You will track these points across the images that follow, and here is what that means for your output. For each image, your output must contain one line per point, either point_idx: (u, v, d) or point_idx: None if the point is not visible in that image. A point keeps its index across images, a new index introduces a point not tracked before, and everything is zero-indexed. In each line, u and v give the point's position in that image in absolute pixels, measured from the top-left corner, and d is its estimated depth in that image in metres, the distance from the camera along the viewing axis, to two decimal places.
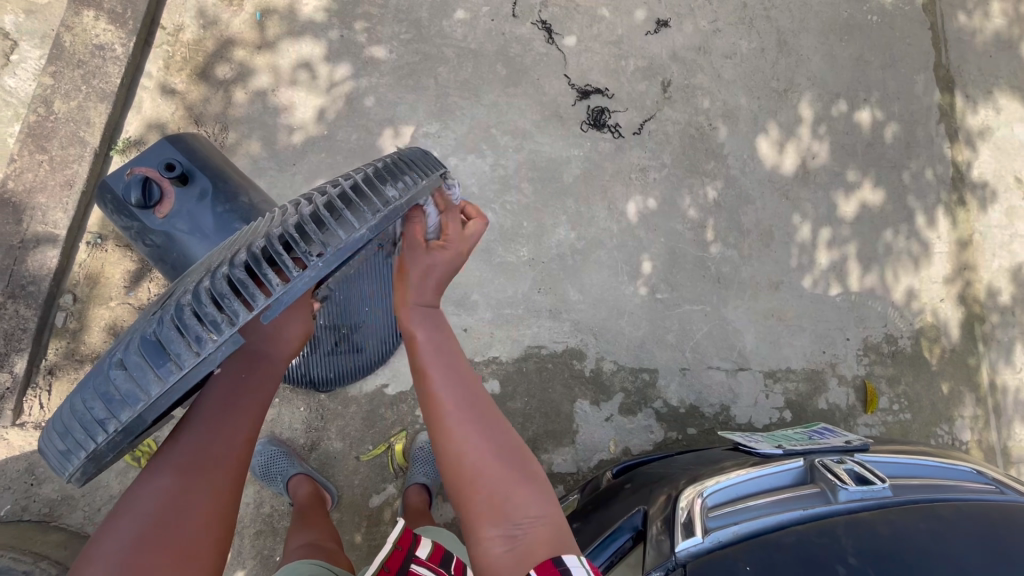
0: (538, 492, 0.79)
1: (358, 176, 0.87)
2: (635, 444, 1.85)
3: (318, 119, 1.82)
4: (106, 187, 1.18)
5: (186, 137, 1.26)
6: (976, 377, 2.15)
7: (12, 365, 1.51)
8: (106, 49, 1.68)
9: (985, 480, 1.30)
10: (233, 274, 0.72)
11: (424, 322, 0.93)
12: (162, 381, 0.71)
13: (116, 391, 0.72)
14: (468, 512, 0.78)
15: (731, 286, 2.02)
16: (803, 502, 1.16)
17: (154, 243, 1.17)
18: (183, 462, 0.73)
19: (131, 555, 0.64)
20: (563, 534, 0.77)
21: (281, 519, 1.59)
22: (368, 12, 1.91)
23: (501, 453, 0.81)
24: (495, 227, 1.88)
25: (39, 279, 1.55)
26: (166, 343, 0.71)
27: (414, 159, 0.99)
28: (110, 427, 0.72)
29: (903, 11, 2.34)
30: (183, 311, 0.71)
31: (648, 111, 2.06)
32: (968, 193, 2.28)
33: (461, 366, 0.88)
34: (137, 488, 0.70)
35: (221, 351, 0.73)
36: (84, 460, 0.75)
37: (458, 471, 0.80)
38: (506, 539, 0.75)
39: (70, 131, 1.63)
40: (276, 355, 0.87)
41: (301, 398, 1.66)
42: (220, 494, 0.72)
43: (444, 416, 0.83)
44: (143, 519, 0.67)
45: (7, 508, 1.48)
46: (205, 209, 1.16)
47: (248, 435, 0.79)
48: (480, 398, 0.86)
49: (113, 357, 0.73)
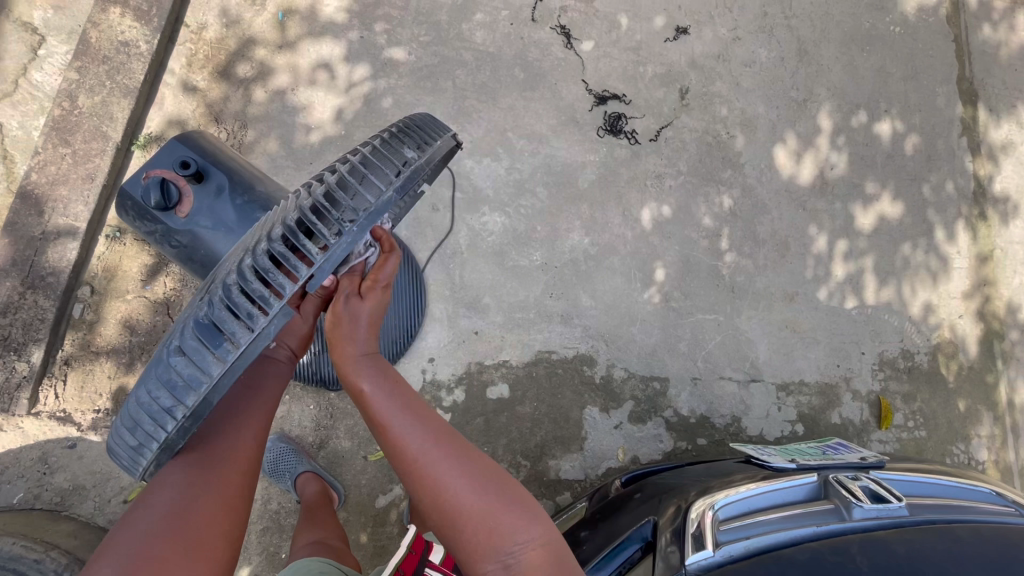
0: (526, 514, 0.80)
1: (374, 143, 0.89)
2: (644, 453, 1.83)
3: (336, 119, 1.83)
4: (124, 194, 1.18)
5: (191, 134, 1.25)
6: (993, 396, 2.11)
7: (29, 355, 1.54)
8: (130, 45, 1.70)
9: (1005, 502, 1.27)
10: (273, 248, 0.75)
11: (369, 371, 0.92)
12: (221, 361, 0.71)
13: (178, 376, 0.73)
14: (462, 551, 0.79)
15: (746, 296, 2.00)
16: (816, 518, 1.14)
17: (179, 243, 1.19)
18: (198, 457, 0.75)
19: (145, 544, 0.65)
20: (557, 551, 0.79)
21: (287, 516, 1.59)
22: (388, 14, 1.92)
23: (480, 484, 0.81)
24: (509, 231, 1.88)
25: (58, 271, 1.57)
26: (220, 324, 0.73)
27: (422, 123, 1.00)
28: (177, 413, 0.72)
29: (927, 22, 2.31)
30: (231, 290, 0.73)
31: (665, 118, 2.05)
32: (990, 208, 2.25)
33: (420, 409, 0.88)
34: (158, 482, 0.72)
35: (273, 325, 0.74)
36: (156, 451, 0.74)
37: (441, 515, 0.80)
38: (502, 570, 0.76)
39: (93, 125, 1.65)
40: (281, 353, 0.94)
41: (311, 396, 1.66)
42: (231, 489, 0.74)
43: (412, 463, 0.82)
44: (158, 511, 0.68)
45: (20, 496, 1.49)
46: (224, 204, 1.18)
47: (259, 430, 0.82)
48: (440, 434, 0.85)
49: (171, 345, 0.75)
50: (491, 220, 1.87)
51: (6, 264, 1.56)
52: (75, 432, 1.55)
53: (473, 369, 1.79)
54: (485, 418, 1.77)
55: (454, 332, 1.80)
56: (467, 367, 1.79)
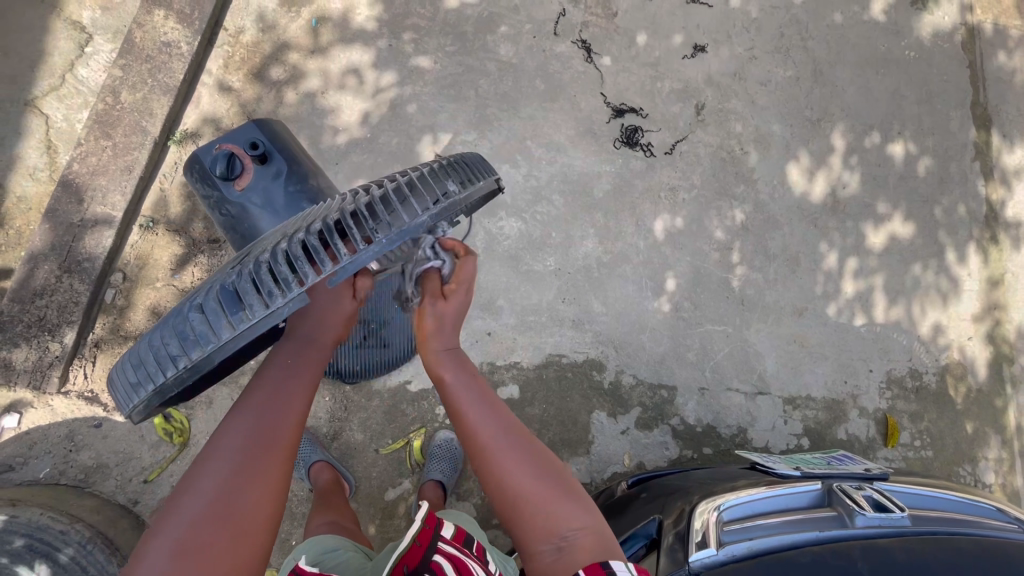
0: (578, 505, 0.87)
1: (425, 169, 0.94)
2: (649, 459, 1.85)
3: (363, 122, 1.90)
4: (196, 158, 1.27)
5: (271, 123, 1.36)
6: (1002, 419, 2.11)
7: (62, 335, 1.60)
8: (172, 46, 1.78)
9: (1007, 518, 1.29)
10: (307, 239, 0.80)
11: (450, 363, 0.99)
12: (232, 328, 0.79)
13: (191, 331, 0.80)
14: (519, 530, 0.86)
15: (755, 309, 2.03)
16: (818, 524, 1.17)
17: (229, 213, 1.24)
18: (241, 446, 0.77)
19: (190, 532, 0.69)
20: (605, 541, 0.85)
21: (299, 505, 1.64)
22: (416, 24, 1.99)
23: (537, 473, 0.88)
24: (524, 236, 1.93)
25: (93, 257, 1.65)
26: (242, 294, 0.79)
27: (473, 162, 1.05)
28: (180, 363, 0.81)
29: (943, 47, 2.35)
30: (261, 268, 0.80)
31: (681, 132, 2.10)
32: (1001, 232, 2.27)
33: (492, 399, 0.95)
34: (203, 467, 0.75)
35: (288, 308, 0.81)
36: (150, 393, 0.84)
37: (503, 497, 0.87)
38: (556, 551, 0.83)
39: (133, 120, 1.73)
40: (325, 339, 0.94)
41: (327, 388, 1.71)
42: (272, 476, 0.77)
43: (482, 448, 0.90)
44: (202, 499, 0.72)
45: (46, 471, 1.56)
46: (279, 188, 1.24)
47: (298, 418, 0.84)
48: (508, 424, 0.92)
49: (194, 301, 0.82)
50: (507, 224, 1.93)
51: (46, 249, 1.64)
52: (101, 412, 1.61)
53: (485, 369, 1.83)
54: None
55: (468, 332, 1.84)
56: (479, 367, 1.83)
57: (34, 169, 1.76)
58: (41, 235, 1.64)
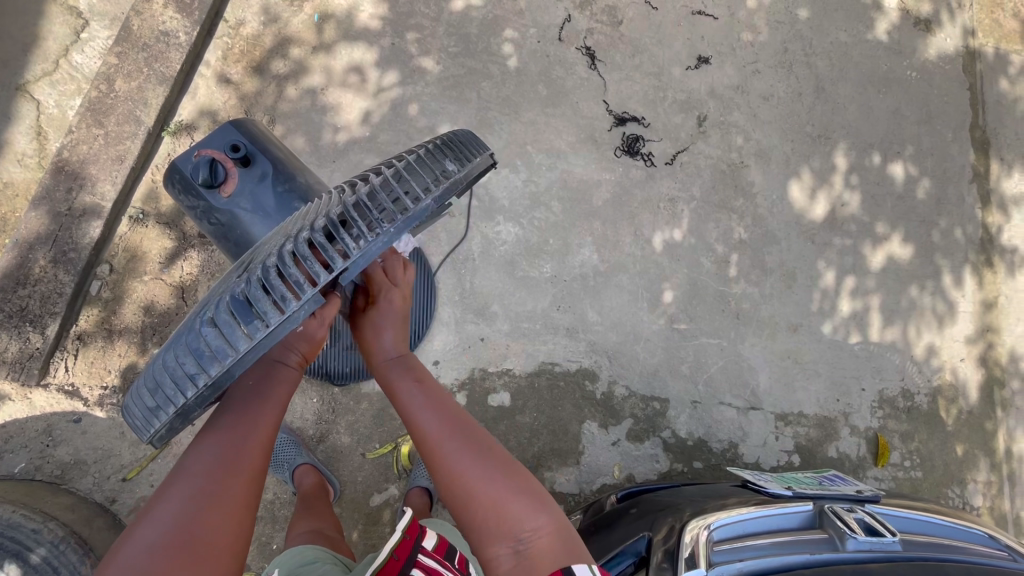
0: (535, 505, 0.84)
1: (421, 152, 0.94)
2: (639, 472, 1.84)
3: (363, 121, 1.87)
4: (176, 168, 1.24)
5: (248, 123, 1.32)
6: (992, 443, 2.11)
7: (44, 327, 1.57)
8: (170, 36, 1.76)
9: (998, 546, 1.28)
10: (314, 237, 0.79)
11: (399, 374, 1.03)
12: (249, 338, 0.76)
13: (206, 346, 0.77)
14: (475, 534, 0.84)
15: (750, 323, 2.01)
16: (810, 546, 1.15)
17: (218, 222, 1.22)
18: (209, 470, 0.75)
19: (151, 557, 0.66)
20: (566, 542, 0.82)
21: (281, 508, 1.60)
22: (420, 23, 1.97)
23: (490, 474, 0.86)
24: (522, 241, 1.91)
25: (80, 247, 1.61)
26: (254, 302, 0.77)
27: (465, 139, 1.04)
28: (199, 381, 0.78)
29: (944, 69, 2.35)
30: (270, 271, 0.78)
31: (682, 143, 2.08)
32: (997, 256, 2.27)
33: (442, 399, 0.97)
34: (164, 495, 0.72)
35: (303, 310, 0.79)
36: (171, 415, 0.81)
37: (455, 500, 0.86)
38: (513, 556, 0.80)
39: (128, 109, 1.71)
40: (290, 362, 0.94)
41: (315, 389, 1.68)
42: (236, 500, 0.74)
43: (432, 450, 0.90)
44: (166, 525, 0.69)
45: (21, 466, 1.53)
46: (266, 190, 1.22)
47: (266, 442, 0.82)
48: (461, 425, 0.93)
49: (205, 316, 0.79)
50: (504, 229, 1.91)
51: (32, 238, 1.61)
52: (81, 407, 1.57)
53: (476, 375, 1.81)
54: (485, 424, 1.79)
55: (461, 337, 1.82)
56: (470, 372, 1.81)
57: (23, 155, 1.73)
58: (28, 224, 1.61)
